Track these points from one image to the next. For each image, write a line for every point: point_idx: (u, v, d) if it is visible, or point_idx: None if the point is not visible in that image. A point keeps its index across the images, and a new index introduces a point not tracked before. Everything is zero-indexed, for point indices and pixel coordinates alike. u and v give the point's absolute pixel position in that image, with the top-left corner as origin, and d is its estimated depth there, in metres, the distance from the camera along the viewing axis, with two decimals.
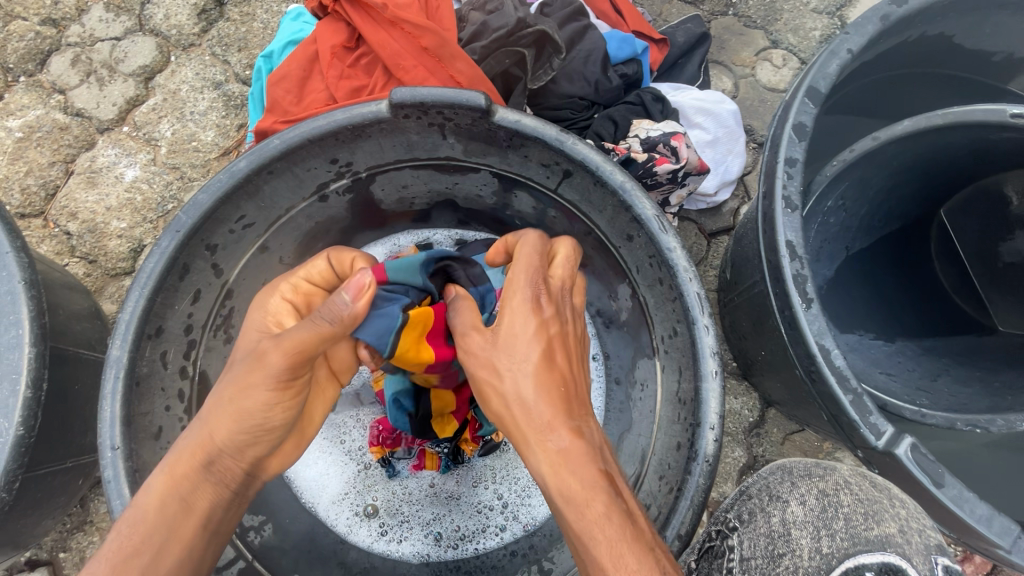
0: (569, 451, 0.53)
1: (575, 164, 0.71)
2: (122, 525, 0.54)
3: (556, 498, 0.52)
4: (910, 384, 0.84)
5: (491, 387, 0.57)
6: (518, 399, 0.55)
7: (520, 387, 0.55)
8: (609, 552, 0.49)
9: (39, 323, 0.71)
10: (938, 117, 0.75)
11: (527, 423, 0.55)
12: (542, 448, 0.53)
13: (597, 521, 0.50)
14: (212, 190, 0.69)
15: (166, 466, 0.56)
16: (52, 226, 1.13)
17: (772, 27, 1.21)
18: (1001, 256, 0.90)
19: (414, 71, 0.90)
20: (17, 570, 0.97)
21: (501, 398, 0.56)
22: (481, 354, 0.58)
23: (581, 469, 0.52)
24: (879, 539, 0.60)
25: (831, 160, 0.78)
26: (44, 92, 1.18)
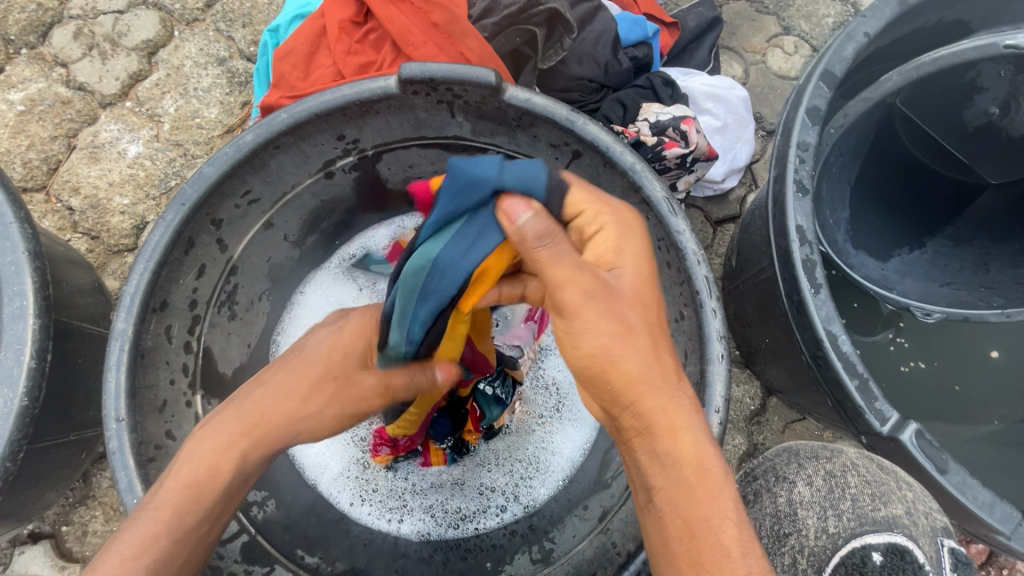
0: (688, 427, 0.51)
1: (585, 145, 0.70)
2: (181, 497, 0.52)
3: (682, 478, 0.50)
4: (973, 286, 0.91)
5: (617, 346, 0.51)
6: (654, 370, 0.51)
7: (653, 354, 0.52)
8: (739, 541, 0.49)
9: (43, 294, 0.71)
10: (927, 62, 0.73)
11: (658, 395, 0.51)
12: (671, 423, 0.51)
13: (720, 503, 0.50)
14: (218, 162, 0.68)
15: (227, 435, 0.56)
16: (54, 201, 1.12)
17: (784, 12, 1.20)
18: (967, 122, 0.86)
19: (423, 47, 0.89)
20: (19, 543, 0.97)
21: (629, 366, 0.51)
22: (607, 307, 0.51)
23: (709, 449, 0.51)
24: (886, 519, 0.60)
25: (828, 125, 0.78)
26: (47, 65, 1.16)
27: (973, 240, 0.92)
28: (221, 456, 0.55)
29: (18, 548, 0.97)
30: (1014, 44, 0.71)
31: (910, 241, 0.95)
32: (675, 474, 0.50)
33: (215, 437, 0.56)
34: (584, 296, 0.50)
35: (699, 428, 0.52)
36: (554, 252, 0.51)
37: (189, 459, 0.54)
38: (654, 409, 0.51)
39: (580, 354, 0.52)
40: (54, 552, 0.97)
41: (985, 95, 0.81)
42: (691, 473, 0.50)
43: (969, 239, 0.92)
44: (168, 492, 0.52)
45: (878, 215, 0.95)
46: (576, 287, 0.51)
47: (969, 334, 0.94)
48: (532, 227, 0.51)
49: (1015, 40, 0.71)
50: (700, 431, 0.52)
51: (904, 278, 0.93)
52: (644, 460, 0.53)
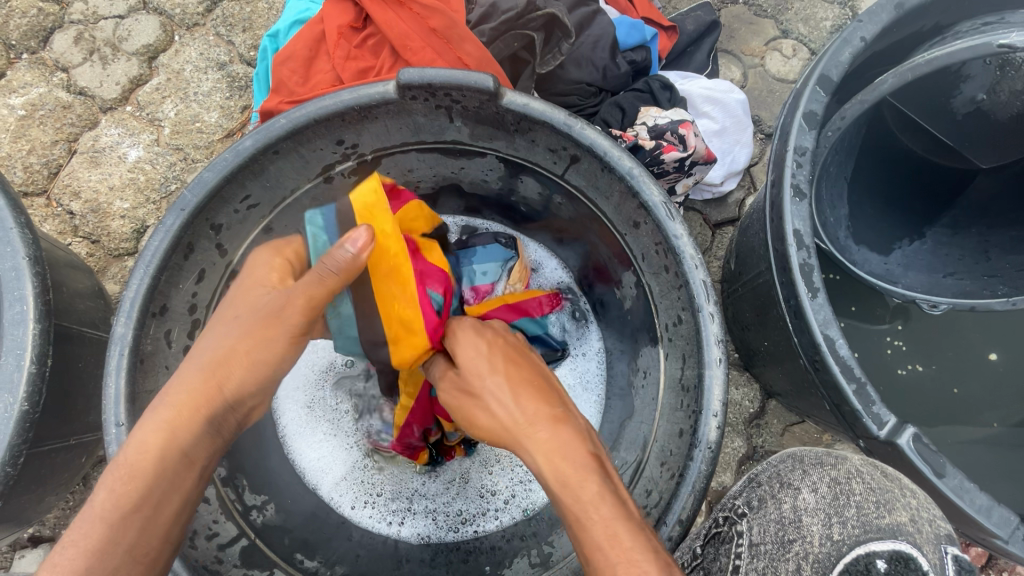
0: (556, 443, 0.54)
1: (583, 150, 0.70)
2: (115, 481, 0.52)
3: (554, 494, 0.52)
4: (975, 274, 0.89)
5: (479, 412, 0.60)
6: (500, 408, 0.58)
7: (500, 403, 0.58)
8: (607, 536, 0.49)
9: (43, 299, 0.71)
10: (921, 64, 0.71)
11: (519, 434, 0.56)
12: (530, 449, 0.55)
13: (590, 503, 0.50)
14: (217, 168, 0.68)
15: (167, 414, 0.56)
16: (55, 205, 1.12)
17: (782, 16, 1.20)
18: (956, 110, 0.82)
19: (422, 52, 0.89)
20: (19, 547, 0.97)
21: (484, 421, 0.59)
22: (467, 390, 0.63)
23: (563, 454, 0.53)
24: (891, 527, 0.60)
25: (825, 129, 0.78)
26: (47, 70, 1.17)
27: (971, 228, 0.91)
28: (150, 435, 0.55)
29: (18, 552, 0.97)
30: (1007, 44, 0.67)
31: (910, 232, 0.94)
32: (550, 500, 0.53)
33: (151, 416, 0.56)
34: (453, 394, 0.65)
35: (564, 441, 0.54)
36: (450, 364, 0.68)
37: (128, 441, 0.55)
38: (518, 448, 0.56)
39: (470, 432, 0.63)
40: None
41: (970, 82, 0.77)
42: (556, 490, 0.52)
43: (967, 226, 0.91)
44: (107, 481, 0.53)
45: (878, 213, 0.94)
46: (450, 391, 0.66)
47: (970, 337, 0.94)
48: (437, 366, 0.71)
49: (1011, 39, 0.67)
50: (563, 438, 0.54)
51: (908, 271, 0.92)
52: None
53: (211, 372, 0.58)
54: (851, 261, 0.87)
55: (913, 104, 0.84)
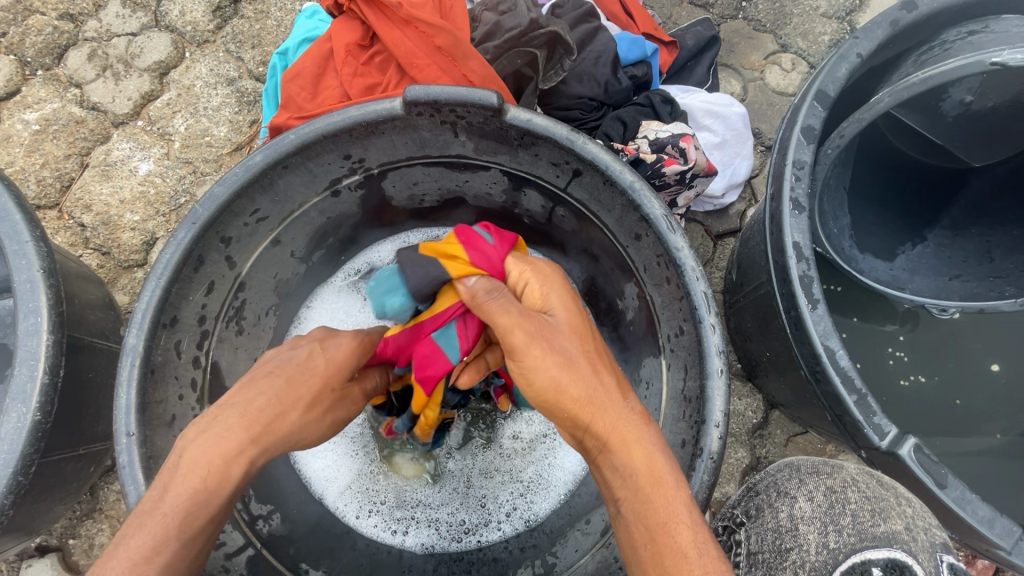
0: (643, 438, 0.54)
1: (585, 164, 0.72)
2: (191, 498, 0.50)
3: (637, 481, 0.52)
4: (980, 275, 0.88)
5: (565, 375, 0.55)
6: (596, 389, 0.55)
7: (597, 379, 0.56)
8: (696, 541, 0.49)
9: (56, 311, 0.72)
10: (917, 83, 0.69)
11: (607, 415, 0.55)
12: (620, 436, 0.54)
13: (675, 506, 0.51)
14: (228, 183, 0.70)
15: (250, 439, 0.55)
16: (67, 218, 1.15)
17: (781, 30, 1.22)
18: (945, 113, 0.82)
19: (427, 69, 0.92)
20: (26, 556, 0.98)
21: (575, 392, 0.55)
22: (550, 344, 0.57)
23: (661, 458, 0.53)
24: (885, 535, 0.60)
25: (823, 147, 0.76)
26: (61, 86, 1.20)
27: (969, 228, 0.91)
28: (234, 459, 0.54)
29: (26, 562, 0.98)
30: (1000, 62, 0.66)
31: (911, 234, 0.94)
32: (633, 485, 0.52)
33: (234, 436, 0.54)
34: (530, 335, 0.56)
35: (651, 439, 0.54)
36: (500, 304, 0.60)
37: (198, 453, 0.53)
38: (608, 426, 0.54)
39: (537, 387, 0.56)
40: (61, 565, 0.98)
41: (959, 86, 0.77)
42: (646, 482, 0.52)
43: (966, 226, 0.91)
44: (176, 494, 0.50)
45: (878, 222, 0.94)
46: (522, 329, 0.57)
47: (972, 347, 0.95)
48: (482, 287, 0.63)
49: (1003, 56, 0.65)
50: (652, 441, 0.54)
51: (914, 276, 0.92)
52: (608, 474, 0.54)
53: (285, 413, 0.59)
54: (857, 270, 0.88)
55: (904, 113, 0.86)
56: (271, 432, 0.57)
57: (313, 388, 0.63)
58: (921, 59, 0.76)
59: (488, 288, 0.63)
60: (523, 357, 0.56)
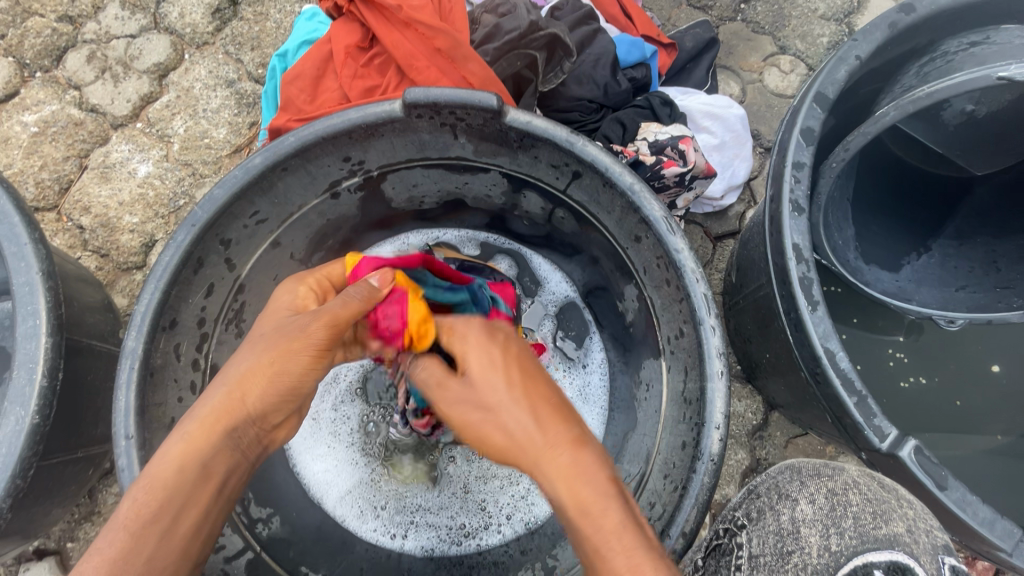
0: (572, 469, 0.46)
1: (585, 166, 0.72)
2: (138, 488, 0.48)
3: (574, 529, 0.45)
4: (987, 286, 0.88)
5: (483, 426, 0.51)
6: (511, 429, 0.49)
7: (512, 420, 0.49)
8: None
9: (55, 314, 0.72)
10: (922, 97, 0.70)
11: (528, 462, 0.48)
12: (544, 472, 0.47)
13: (612, 534, 0.44)
14: (227, 184, 0.70)
15: (191, 427, 0.50)
16: (66, 220, 1.14)
17: (780, 33, 1.22)
18: (947, 122, 0.79)
19: (427, 71, 0.92)
20: (25, 559, 0.98)
21: (496, 441, 0.50)
22: (466, 398, 0.52)
23: (585, 482, 0.46)
24: (887, 538, 0.60)
25: (829, 160, 0.78)
26: (60, 88, 1.19)
27: (975, 236, 0.91)
28: (174, 447, 0.49)
29: (24, 565, 0.97)
30: (1006, 77, 0.66)
31: (915, 244, 0.95)
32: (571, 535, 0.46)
33: (175, 432, 0.50)
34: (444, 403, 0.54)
35: (581, 464, 0.46)
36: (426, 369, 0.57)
37: (157, 453, 0.50)
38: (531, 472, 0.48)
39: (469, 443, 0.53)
40: (60, 568, 0.97)
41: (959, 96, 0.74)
42: (579, 523, 0.45)
43: (972, 235, 0.91)
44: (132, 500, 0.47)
45: (881, 226, 0.95)
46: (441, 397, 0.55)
47: (970, 348, 0.95)
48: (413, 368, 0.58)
49: (1010, 71, 0.66)
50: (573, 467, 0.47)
51: (919, 287, 0.92)
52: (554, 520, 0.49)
53: (233, 388, 0.51)
54: (866, 283, 0.87)
55: (907, 125, 0.84)
56: (215, 408, 0.51)
57: (245, 358, 0.53)
58: (924, 71, 0.77)
59: (425, 370, 0.57)
60: (466, 429, 0.52)
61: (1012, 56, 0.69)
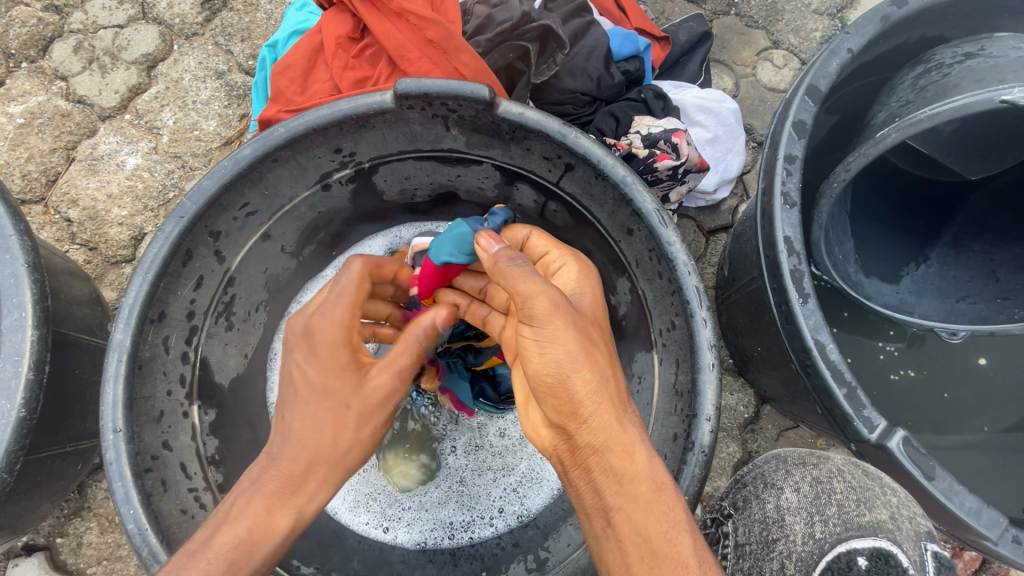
0: (645, 445, 0.56)
1: (578, 158, 0.71)
2: (230, 548, 0.53)
3: (638, 493, 0.54)
4: (987, 296, 0.85)
5: (580, 358, 0.55)
6: (602, 384, 0.55)
7: (610, 371, 0.56)
8: (696, 550, 0.52)
9: (41, 306, 0.71)
10: (924, 120, 0.66)
11: (609, 412, 0.55)
12: (622, 440, 0.55)
13: (675, 513, 0.54)
14: (217, 175, 0.69)
15: (278, 486, 0.56)
16: (52, 213, 1.13)
17: (773, 27, 1.22)
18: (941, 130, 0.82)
19: (419, 62, 0.91)
20: (14, 555, 0.97)
21: (585, 376, 0.55)
22: (571, 320, 0.56)
23: (659, 465, 0.55)
24: (870, 525, 0.61)
25: (827, 180, 0.73)
26: (46, 78, 1.18)
27: (972, 245, 0.89)
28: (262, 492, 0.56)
29: (12, 560, 0.97)
30: (1011, 101, 0.62)
31: (913, 254, 0.93)
32: (633, 492, 0.54)
33: (264, 475, 0.57)
34: (554, 306, 0.55)
35: (649, 446, 0.56)
36: (522, 271, 0.57)
37: (238, 505, 0.56)
38: (609, 426, 0.55)
39: (542, 365, 0.56)
40: (49, 564, 0.96)
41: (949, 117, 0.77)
42: (649, 489, 0.54)
43: (968, 244, 0.89)
44: (220, 541, 0.53)
45: (882, 236, 0.95)
46: (547, 299, 0.55)
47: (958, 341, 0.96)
48: (506, 253, 0.58)
49: (1014, 94, 0.62)
50: (649, 450, 0.56)
51: (920, 298, 0.89)
52: (602, 477, 0.55)
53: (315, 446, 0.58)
54: (867, 298, 0.84)
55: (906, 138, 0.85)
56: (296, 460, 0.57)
57: (321, 418, 0.58)
58: (920, 83, 0.75)
59: (512, 254, 0.59)
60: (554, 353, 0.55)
61: (1010, 70, 0.67)
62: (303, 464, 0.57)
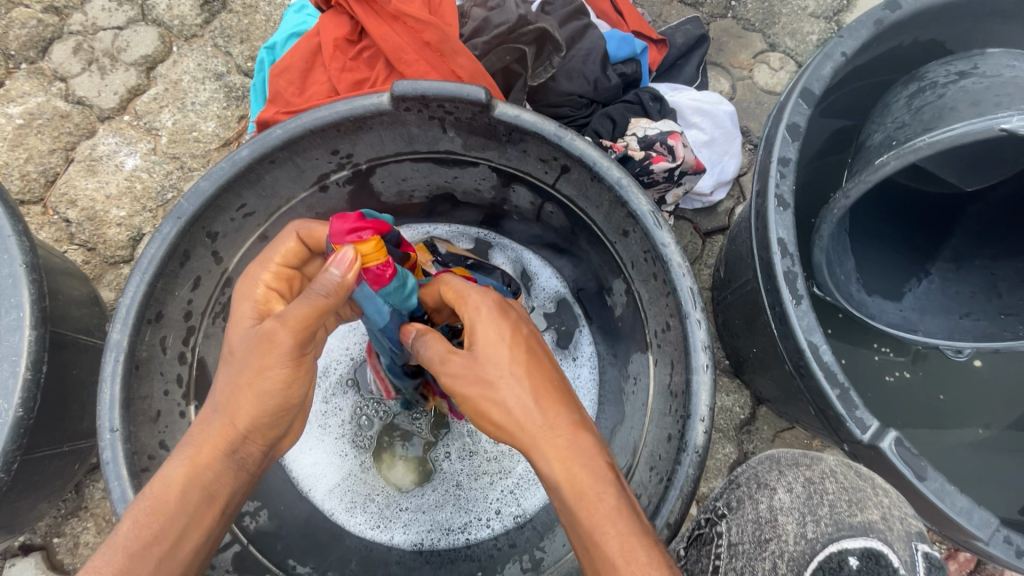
0: (567, 451, 0.53)
1: (573, 160, 0.72)
2: (140, 513, 0.53)
3: (566, 502, 0.52)
4: (990, 312, 0.82)
5: (481, 398, 0.56)
6: (511, 407, 0.55)
7: (512, 397, 0.55)
8: (622, 551, 0.49)
9: (39, 306, 0.72)
10: (923, 148, 0.64)
11: (524, 434, 0.55)
12: (543, 452, 0.54)
13: (603, 515, 0.51)
14: (214, 177, 0.69)
15: (189, 453, 0.56)
16: (51, 213, 1.13)
17: (770, 30, 1.23)
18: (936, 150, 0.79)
19: (416, 65, 0.92)
20: (11, 555, 0.97)
21: (495, 415, 0.56)
22: (462, 374, 0.57)
23: (582, 466, 0.53)
24: (862, 525, 0.61)
25: (828, 206, 0.73)
26: (46, 79, 1.18)
27: (973, 258, 0.86)
28: (176, 470, 0.55)
29: (9, 560, 0.97)
30: (1011, 129, 0.60)
31: (912, 270, 0.90)
32: (563, 501, 0.53)
33: (177, 455, 0.56)
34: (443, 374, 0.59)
35: (576, 450, 0.54)
36: (428, 346, 0.61)
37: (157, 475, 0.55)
38: (529, 446, 0.54)
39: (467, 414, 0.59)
40: (46, 564, 0.97)
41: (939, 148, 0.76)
42: (571, 497, 0.52)
43: (969, 257, 0.86)
44: (132, 509, 0.53)
45: (882, 254, 0.91)
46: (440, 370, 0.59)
47: None
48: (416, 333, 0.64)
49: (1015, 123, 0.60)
50: (575, 452, 0.54)
51: (923, 317, 0.86)
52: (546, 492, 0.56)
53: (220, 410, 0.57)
54: (871, 317, 0.82)
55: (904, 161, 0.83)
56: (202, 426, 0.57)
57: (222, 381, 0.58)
58: (913, 104, 0.74)
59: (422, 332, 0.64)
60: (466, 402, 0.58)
61: (1004, 92, 0.66)
62: (220, 440, 0.57)
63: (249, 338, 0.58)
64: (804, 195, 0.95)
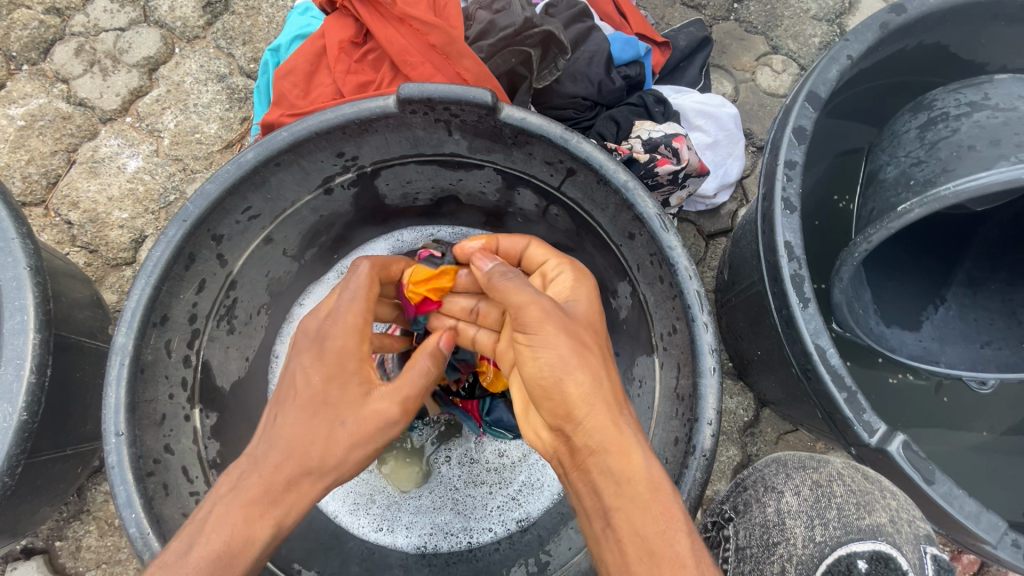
0: (643, 445, 0.54)
1: (579, 163, 0.72)
2: (210, 568, 0.49)
3: (637, 493, 0.51)
4: (1013, 342, 0.81)
5: (571, 360, 0.55)
6: (600, 379, 0.55)
7: (603, 372, 0.56)
8: (694, 551, 0.50)
9: (43, 309, 0.71)
10: (948, 197, 0.63)
11: (604, 414, 0.54)
12: (623, 436, 0.53)
13: (671, 514, 0.51)
14: (219, 179, 0.69)
15: (272, 517, 0.53)
16: (53, 215, 1.13)
17: (772, 32, 1.23)
18: None
19: (421, 67, 0.92)
20: (12, 559, 0.97)
21: (580, 377, 0.54)
22: (558, 325, 0.56)
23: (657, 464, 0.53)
24: (870, 528, 0.62)
25: (847, 251, 0.71)
26: (47, 81, 1.18)
27: (988, 283, 0.86)
28: (260, 529, 0.52)
29: (11, 564, 0.96)
30: None
31: (930, 296, 0.88)
32: (629, 490, 0.52)
33: (254, 515, 0.53)
34: (539, 317, 0.56)
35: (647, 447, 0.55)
36: (514, 284, 0.58)
37: (226, 532, 0.51)
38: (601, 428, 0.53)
39: (537, 371, 0.56)
40: (48, 567, 0.96)
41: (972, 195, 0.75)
42: (644, 486, 0.52)
43: (984, 282, 0.86)
44: (198, 557, 0.50)
45: (901, 284, 0.88)
46: (533, 307, 0.56)
47: None
48: (500, 269, 0.60)
49: None
50: (646, 451, 0.54)
51: (945, 346, 0.84)
52: (598, 478, 0.53)
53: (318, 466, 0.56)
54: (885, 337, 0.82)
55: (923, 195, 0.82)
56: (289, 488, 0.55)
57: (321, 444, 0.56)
58: (927, 139, 0.74)
59: (503, 269, 0.60)
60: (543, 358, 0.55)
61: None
62: (289, 472, 0.54)
63: (366, 411, 0.58)
64: (808, 198, 0.95)
